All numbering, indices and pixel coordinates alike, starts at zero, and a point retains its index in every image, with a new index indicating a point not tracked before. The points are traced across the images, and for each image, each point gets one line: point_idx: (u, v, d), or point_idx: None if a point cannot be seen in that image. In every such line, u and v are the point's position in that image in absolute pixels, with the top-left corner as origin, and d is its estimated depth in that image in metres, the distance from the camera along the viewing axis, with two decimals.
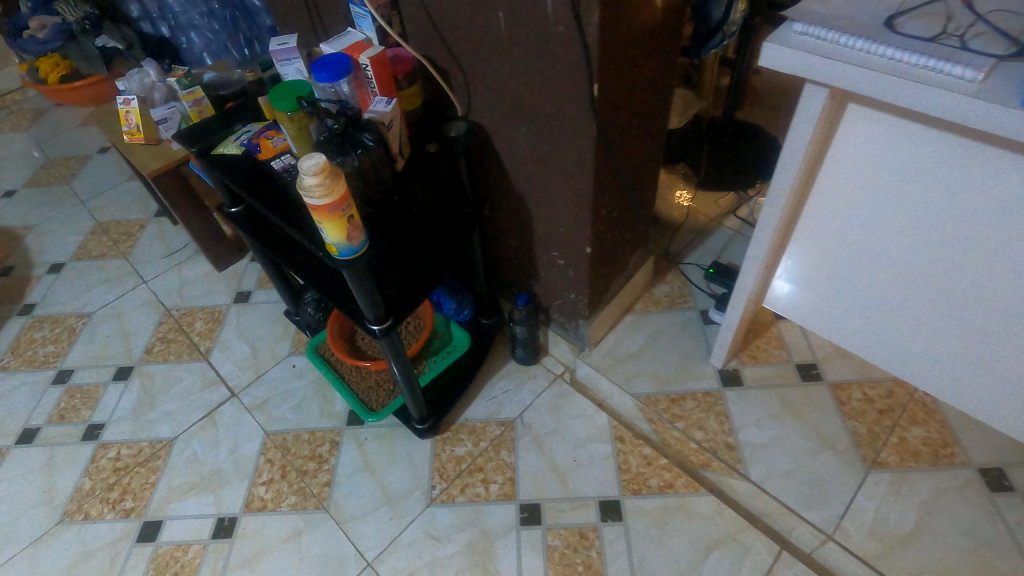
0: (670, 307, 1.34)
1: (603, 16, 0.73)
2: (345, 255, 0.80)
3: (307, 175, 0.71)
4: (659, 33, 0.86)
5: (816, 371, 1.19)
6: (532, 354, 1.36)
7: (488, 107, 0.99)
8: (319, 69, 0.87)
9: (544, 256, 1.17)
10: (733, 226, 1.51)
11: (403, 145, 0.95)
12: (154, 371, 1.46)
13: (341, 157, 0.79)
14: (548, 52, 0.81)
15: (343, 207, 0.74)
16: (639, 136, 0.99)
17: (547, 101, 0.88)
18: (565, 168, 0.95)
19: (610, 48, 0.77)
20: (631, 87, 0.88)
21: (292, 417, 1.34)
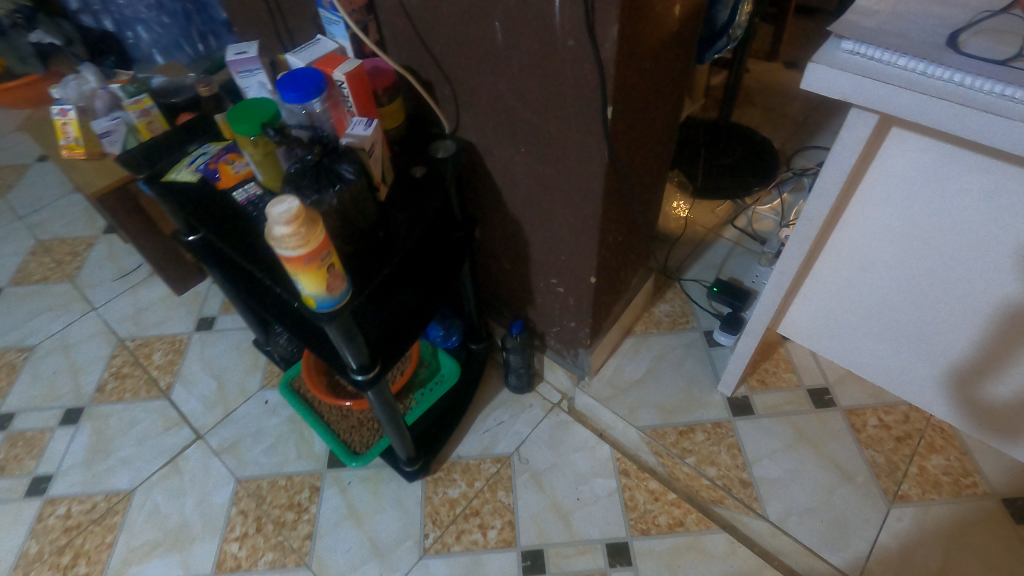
0: (672, 328, 1.26)
1: (622, 32, 0.63)
2: (325, 307, 0.68)
3: (277, 224, 0.59)
4: (675, 44, 0.76)
5: (828, 396, 1.13)
6: (526, 382, 1.27)
7: (480, 124, 0.88)
8: (286, 88, 0.74)
9: (541, 282, 1.08)
10: (732, 237, 1.43)
11: (385, 170, 0.84)
12: (108, 412, 1.32)
13: (315, 194, 0.67)
14: (554, 70, 0.70)
15: (321, 257, 0.63)
16: (648, 156, 0.89)
17: (551, 122, 0.77)
18: (570, 194, 0.85)
19: (627, 66, 0.68)
20: (644, 107, 0.79)
21: (266, 460, 1.22)
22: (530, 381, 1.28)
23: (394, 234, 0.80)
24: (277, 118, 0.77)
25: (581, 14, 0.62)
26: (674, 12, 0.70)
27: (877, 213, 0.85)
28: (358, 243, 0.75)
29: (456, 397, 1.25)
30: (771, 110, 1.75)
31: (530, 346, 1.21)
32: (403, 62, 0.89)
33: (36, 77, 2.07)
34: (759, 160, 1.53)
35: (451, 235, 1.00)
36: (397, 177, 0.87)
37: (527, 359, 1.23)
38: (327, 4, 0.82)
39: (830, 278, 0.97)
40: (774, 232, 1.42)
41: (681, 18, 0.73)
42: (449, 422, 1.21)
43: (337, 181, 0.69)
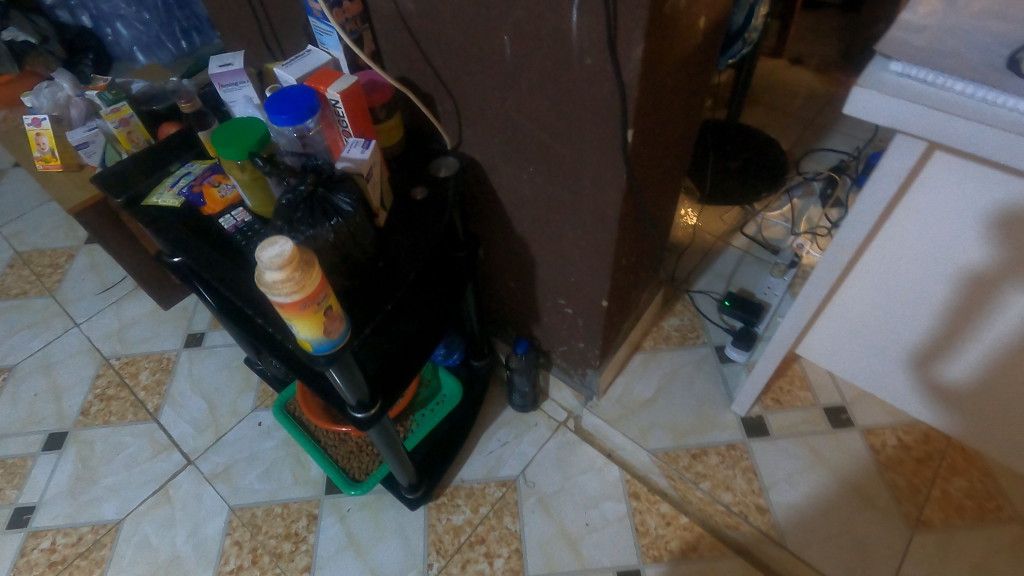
0: (682, 343, 1.22)
1: (648, 52, 0.57)
2: (323, 351, 0.63)
3: (269, 270, 0.53)
4: (698, 59, 0.71)
5: (845, 415, 1.09)
6: (531, 401, 1.22)
7: (485, 141, 0.82)
8: (275, 109, 0.68)
9: (548, 302, 1.02)
10: (741, 245, 1.38)
11: (384, 194, 0.78)
12: (93, 436, 1.26)
13: (309, 230, 0.61)
14: (570, 89, 0.65)
15: (318, 301, 0.57)
16: (665, 174, 0.84)
17: (564, 142, 0.72)
18: (583, 217, 0.80)
19: (650, 85, 0.62)
20: (664, 126, 0.73)
21: (261, 487, 1.17)
22: (534, 400, 1.23)
23: (395, 265, 0.75)
24: (266, 140, 0.71)
25: (603, 31, 0.56)
26: (699, 25, 0.64)
27: (913, 235, 0.80)
28: (358, 277, 0.70)
29: (459, 417, 1.20)
30: (777, 109, 1.70)
31: (535, 365, 1.16)
32: (402, 74, 0.83)
33: None
34: (767, 164, 1.49)
35: (454, 255, 0.94)
36: (396, 200, 0.81)
37: (532, 378, 1.18)
38: (318, 13, 0.76)
39: (854, 299, 0.94)
40: (784, 239, 1.37)
41: (706, 31, 0.67)
42: (451, 445, 1.16)
43: (333, 213, 0.63)
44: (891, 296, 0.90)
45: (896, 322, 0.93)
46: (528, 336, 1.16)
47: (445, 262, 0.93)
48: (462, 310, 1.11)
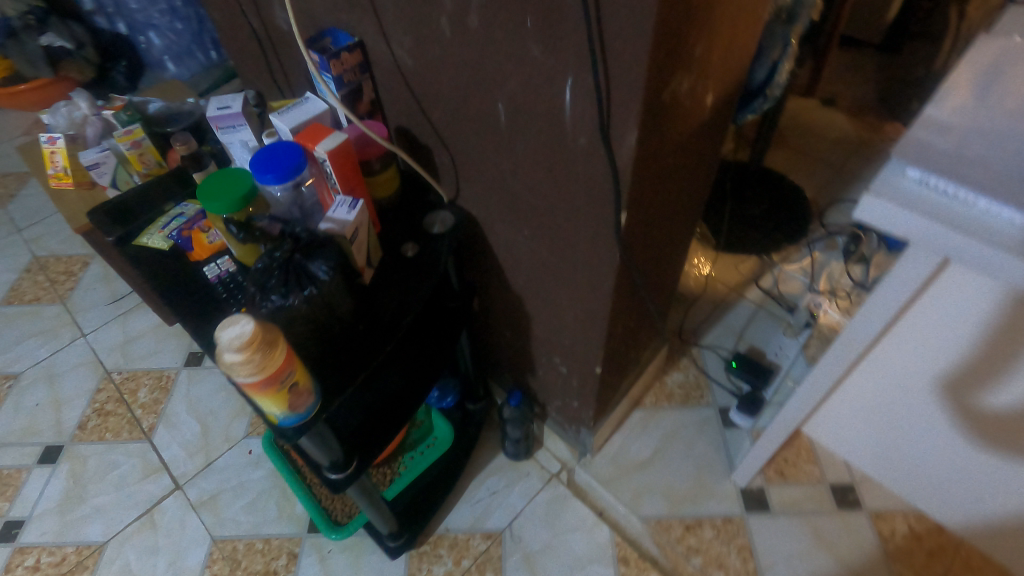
0: (684, 402, 1.17)
1: (643, 137, 0.53)
2: (289, 423, 0.61)
3: (228, 351, 0.51)
4: (704, 133, 0.66)
5: (852, 496, 1.03)
6: (524, 450, 1.18)
7: (481, 199, 0.79)
8: (261, 165, 0.66)
9: (542, 358, 0.99)
10: (755, 298, 1.32)
11: (372, 250, 0.76)
12: (87, 453, 1.27)
13: (283, 299, 0.59)
14: (563, 164, 0.61)
15: (281, 379, 0.55)
16: (668, 243, 0.80)
17: (558, 213, 0.68)
18: (577, 285, 0.76)
19: (647, 168, 0.58)
20: (666, 199, 0.69)
21: (245, 519, 1.16)
22: (529, 449, 1.19)
23: (376, 328, 0.72)
24: (253, 194, 0.69)
25: (596, 114, 0.53)
26: (706, 103, 0.60)
27: (931, 332, 0.75)
28: (334, 343, 0.67)
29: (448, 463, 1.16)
30: (805, 153, 1.63)
31: (529, 416, 1.12)
32: (401, 124, 0.81)
33: (45, 80, 1.92)
34: (789, 214, 1.43)
35: (445, 306, 0.91)
36: (384, 255, 0.79)
37: (525, 428, 1.14)
38: (315, 63, 0.73)
39: (866, 386, 0.88)
40: (801, 296, 1.31)
41: (714, 107, 0.63)
42: (439, 492, 1.13)
43: (308, 282, 0.61)
44: (905, 387, 0.84)
45: (909, 414, 0.87)
46: (523, 385, 1.13)
47: (435, 314, 0.90)
48: (456, 356, 1.08)
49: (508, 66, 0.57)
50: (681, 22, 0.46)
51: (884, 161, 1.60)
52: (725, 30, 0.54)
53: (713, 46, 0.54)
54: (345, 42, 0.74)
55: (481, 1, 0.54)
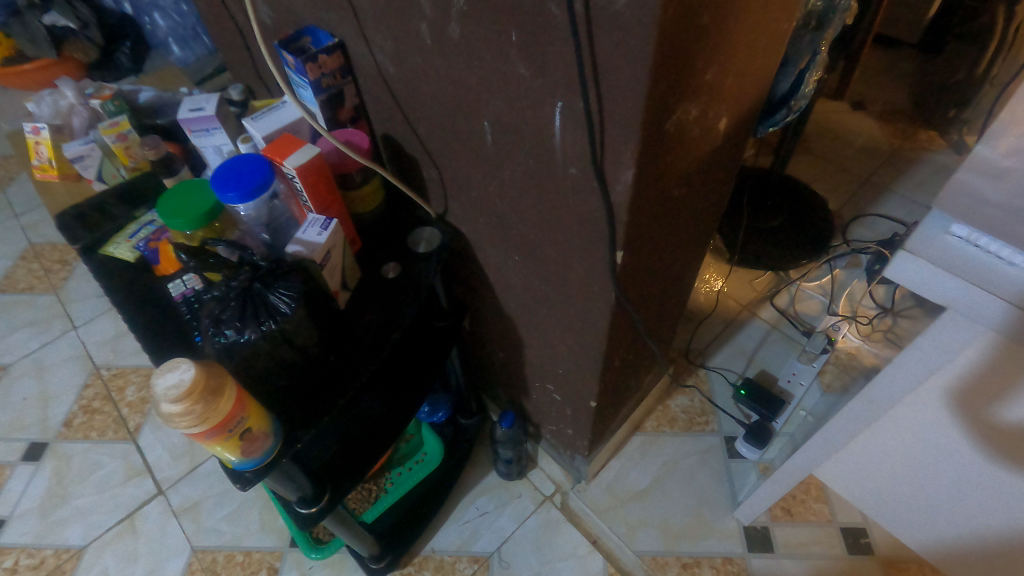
0: (687, 429, 1.11)
1: (643, 173, 0.46)
2: (245, 468, 0.56)
3: (164, 401, 0.46)
4: (717, 160, 0.59)
5: (864, 541, 0.96)
6: (517, 470, 1.12)
7: (470, 218, 0.73)
8: (224, 181, 0.60)
9: (536, 383, 0.93)
10: (769, 318, 1.25)
11: (349, 271, 0.70)
12: (72, 451, 1.24)
13: (239, 332, 0.55)
14: (553, 193, 0.54)
15: (229, 428, 0.50)
16: (673, 272, 0.73)
17: (549, 243, 0.62)
18: (570, 317, 0.70)
19: (647, 205, 0.52)
20: (671, 231, 0.62)
21: (226, 529, 1.12)
22: (522, 468, 1.13)
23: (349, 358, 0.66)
24: (217, 210, 0.63)
25: (587, 144, 0.46)
26: (718, 129, 0.53)
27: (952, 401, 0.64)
28: (298, 378, 0.62)
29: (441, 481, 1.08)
30: (831, 161, 1.53)
31: (521, 436, 1.07)
32: (386, 133, 0.74)
33: (49, 61, 1.80)
34: (809, 227, 1.34)
35: (430, 325, 0.85)
36: (362, 276, 0.73)
37: (518, 449, 1.08)
38: (291, 66, 0.67)
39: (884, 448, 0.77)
40: (818, 317, 1.23)
41: (728, 132, 0.56)
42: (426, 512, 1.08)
43: (267, 315, 0.55)
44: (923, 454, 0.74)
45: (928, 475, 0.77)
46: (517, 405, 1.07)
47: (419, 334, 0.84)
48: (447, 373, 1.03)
49: (493, 82, 0.50)
50: (687, 45, 0.39)
51: (915, 172, 1.49)
52: (741, 50, 0.47)
53: (726, 68, 0.46)
54: (325, 42, 0.68)
55: (460, 9, 0.47)
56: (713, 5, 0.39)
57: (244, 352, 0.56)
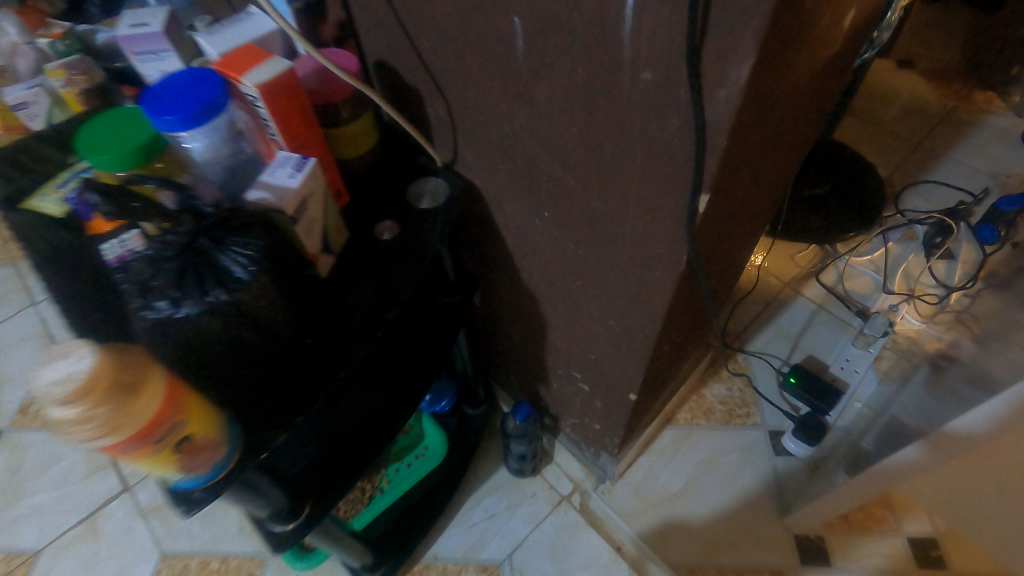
0: (725, 422, 0.97)
1: (756, 78, 0.32)
2: (188, 487, 0.41)
3: (50, 400, 0.31)
4: (821, 80, 0.44)
5: (935, 553, 0.84)
6: (530, 466, 0.99)
7: (487, 167, 0.58)
8: (160, 103, 0.45)
9: (558, 370, 0.79)
10: (815, 296, 1.10)
11: (334, 231, 0.55)
12: (28, 442, 1.10)
13: (173, 308, 0.40)
14: (609, 117, 0.40)
15: (157, 436, 0.35)
16: (739, 236, 0.58)
17: (594, 193, 0.47)
18: (612, 291, 0.56)
19: (747, 133, 0.37)
20: (753, 178, 0.48)
21: (200, 532, 0.99)
22: (535, 463, 1.00)
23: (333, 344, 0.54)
24: (157, 144, 0.48)
25: (677, 31, 0.31)
26: (842, 28, 0.38)
27: None
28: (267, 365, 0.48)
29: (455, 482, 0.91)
30: (877, 123, 1.38)
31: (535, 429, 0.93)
32: (380, 58, 0.59)
33: None
34: (858, 196, 1.19)
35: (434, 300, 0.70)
36: (352, 237, 0.58)
37: (532, 442, 0.95)
38: None
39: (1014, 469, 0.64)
40: (871, 296, 1.09)
41: (847, 38, 0.41)
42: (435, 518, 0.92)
43: (216, 283, 0.40)
44: None
45: None
46: (532, 395, 0.93)
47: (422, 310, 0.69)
48: (452, 358, 0.88)
49: None
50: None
51: (971, 136, 1.34)
52: None
53: None
54: None
55: None
56: None
57: (185, 331, 0.41)
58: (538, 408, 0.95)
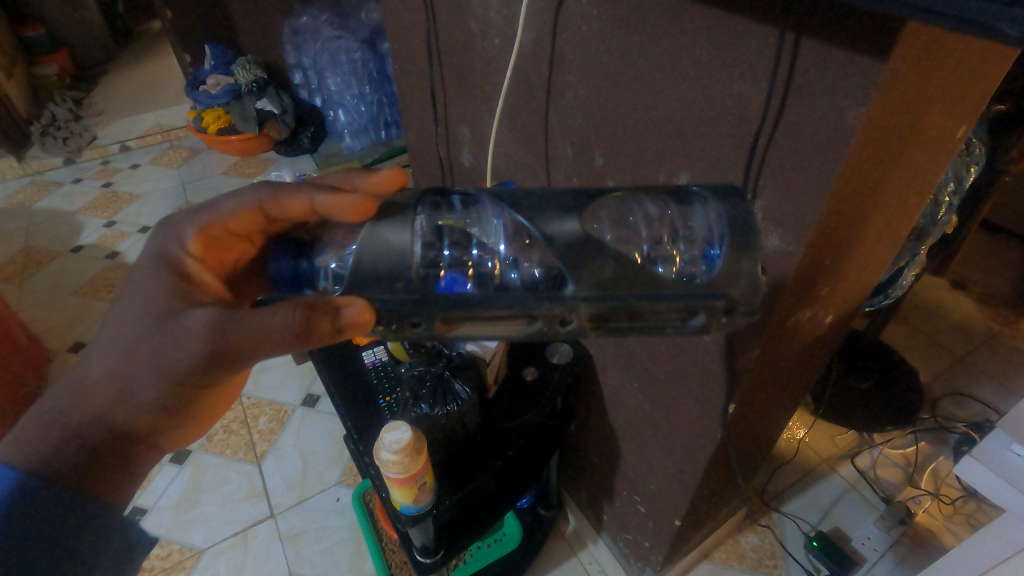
0: (755, 568, 1.16)
1: (763, 353, 0.62)
2: (408, 512, 0.77)
3: (388, 450, 0.70)
4: (820, 345, 0.73)
5: None
6: (632, 321, 0.44)
7: (600, 344, 0.90)
8: None
9: (623, 493, 1.05)
10: (848, 476, 1.29)
11: (499, 371, 0.92)
12: (208, 463, 1.48)
13: (431, 409, 0.81)
14: (683, 349, 0.71)
15: (416, 480, 0.72)
16: (766, 425, 0.85)
17: (669, 381, 0.77)
18: (674, 444, 0.83)
19: (761, 369, 0.66)
20: (773, 392, 0.75)
21: (320, 562, 1.27)
22: (595, 278, 0.43)
23: (508, 455, 0.86)
24: None
25: (724, 323, 0.62)
26: (824, 322, 0.67)
27: None
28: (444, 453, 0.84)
29: (110, 497, 0.55)
30: (925, 333, 1.59)
31: (227, 241, 0.58)
32: None
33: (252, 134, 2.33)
34: (895, 393, 1.37)
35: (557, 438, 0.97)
36: (507, 374, 0.95)
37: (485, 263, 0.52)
38: None
39: None
40: (900, 486, 1.26)
41: (832, 324, 0.70)
42: (64, 496, 0.52)
43: (452, 398, 0.82)
44: None
45: None
46: (227, 330, 0.47)
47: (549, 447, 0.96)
48: (539, 479, 1.13)
49: None
50: (815, 268, 0.55)
51: (1015, 360, 1.52)
52: (850, 274, 0.62)
53: (835, 288, 0.62)
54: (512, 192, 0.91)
55: None
56: (833, 252, 0.55)
57: (423, 420, 0.83)
58: (248, 348, 0.47)
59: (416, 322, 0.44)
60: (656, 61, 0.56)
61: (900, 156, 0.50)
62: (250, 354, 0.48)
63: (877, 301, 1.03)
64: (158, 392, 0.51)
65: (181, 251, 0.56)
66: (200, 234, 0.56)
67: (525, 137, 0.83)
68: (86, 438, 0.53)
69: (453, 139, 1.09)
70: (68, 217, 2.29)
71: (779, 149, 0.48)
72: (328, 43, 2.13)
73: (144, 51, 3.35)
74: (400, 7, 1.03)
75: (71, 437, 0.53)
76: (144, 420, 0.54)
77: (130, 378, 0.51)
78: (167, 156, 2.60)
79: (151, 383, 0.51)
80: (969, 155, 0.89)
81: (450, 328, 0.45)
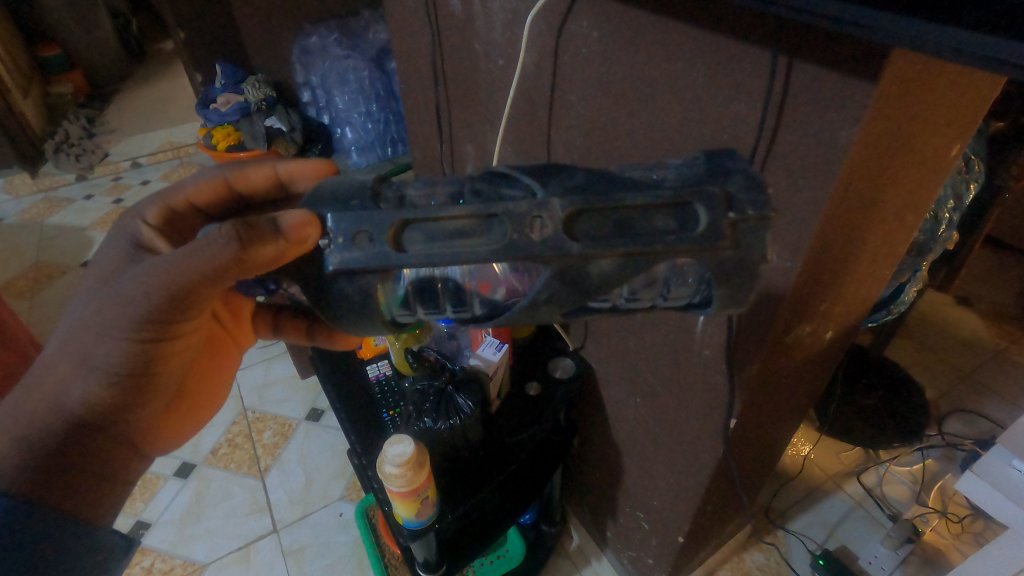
0: None
1: (763, 368, 0.63)
2: (409, 526, 0.77)
3: (391, 464, 0.71)
4: (821, 360, 0.74)
5: None
6: (618, 234, 0.37)
7: (603, 359, 0.91)
8: None
9: (626, 509, 1.05)
10: (854, 493, 1.28)
11: (502, 385, 0.93)
12: (212, 477, 1.48)
13: (434, 424, 0.81)
14: (684, 364, 0.71)
15: (418, 493, 0.73)
16: (768, 440, 0.85)
17: (672, 397, 0.77)
18: (676, 460, 0.83)
19: (761, 384, 0.66)
20: (775, 407, 0.76)
21: None
22: (566, 185, 0.39)
23: (510, 470, 0.86)
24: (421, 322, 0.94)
25: (724, 338, 0.63)
26: (824, 337, 0.68)
27: None
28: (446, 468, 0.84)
29: (73, 505, 0.55)
30: (930, 349, 1.58)
31: (190, 217, 0.63)
32: None
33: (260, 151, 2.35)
34: (901, 410, 1.37)
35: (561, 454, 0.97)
36: (511, 389, 0.95)
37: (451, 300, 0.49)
38: None
39: None
40: (907, 504, 1.25)
41: (832, 339, 0.70)
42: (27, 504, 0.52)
43: (454, 412, 0.82)
44: None
45: None
46: (162, 271, 0.49)
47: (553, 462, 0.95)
48: (543, 494, 1.13)
49: None
50: (813, 284, 0.56)
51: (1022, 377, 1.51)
52: (848, 290, 0.62)
53: (833, 304, 0.62)
54: None
55: None
56: (831, 268, 0.56)
57: (425, 435, 0.83)
58: (192, 282, 0.49)
59: (360, 226, 0.38)
60: (656, 82, 0.57)
61: (894, 174, 0.51)
62: (189, 290, 0.50)
63: (881, 318, 1.03)
64: (112, 355, 0.53)
65: (140, 220, 0.61)
66: (159, 205, 0.61)
67: (528, 155, 0.85)
68: (47, 438, 0.54)
69: (458, 157, 1.11)
70: (78, 233, 2.32)
71: (775, 168, 0.49)
72: (337, 63, 2.18)
73: (156, 70, 3.42)
74: (407, 29, 1.06)
75: (30, 432, 0.54)
76: (97, 391, 0.55)
77: (84, 345, 0.54)
78: (177, 173, 2.64)
79: (105, 342, 0.53)
80: (969, 172, 0.90)
81: (402, 239, 0.38)
